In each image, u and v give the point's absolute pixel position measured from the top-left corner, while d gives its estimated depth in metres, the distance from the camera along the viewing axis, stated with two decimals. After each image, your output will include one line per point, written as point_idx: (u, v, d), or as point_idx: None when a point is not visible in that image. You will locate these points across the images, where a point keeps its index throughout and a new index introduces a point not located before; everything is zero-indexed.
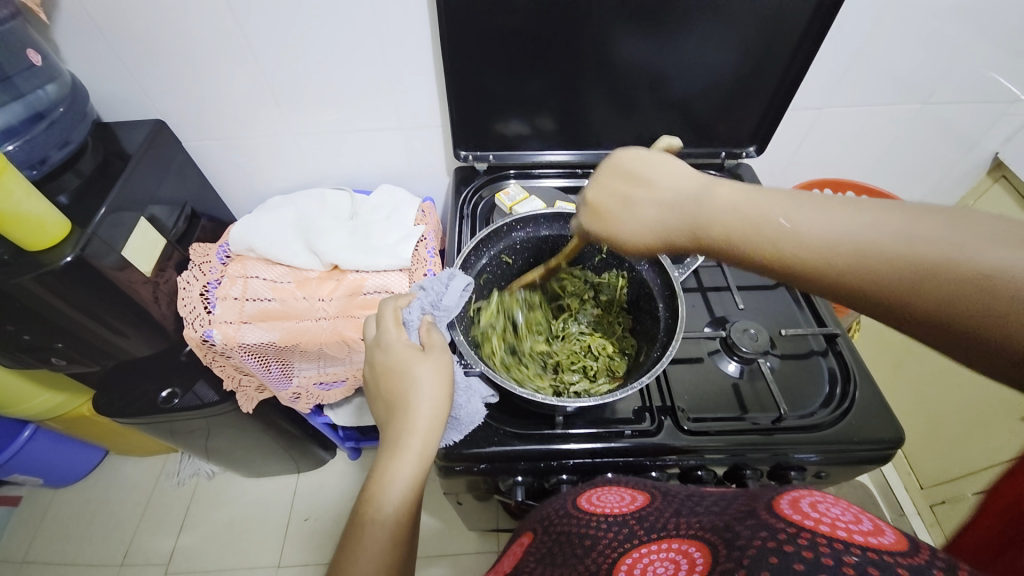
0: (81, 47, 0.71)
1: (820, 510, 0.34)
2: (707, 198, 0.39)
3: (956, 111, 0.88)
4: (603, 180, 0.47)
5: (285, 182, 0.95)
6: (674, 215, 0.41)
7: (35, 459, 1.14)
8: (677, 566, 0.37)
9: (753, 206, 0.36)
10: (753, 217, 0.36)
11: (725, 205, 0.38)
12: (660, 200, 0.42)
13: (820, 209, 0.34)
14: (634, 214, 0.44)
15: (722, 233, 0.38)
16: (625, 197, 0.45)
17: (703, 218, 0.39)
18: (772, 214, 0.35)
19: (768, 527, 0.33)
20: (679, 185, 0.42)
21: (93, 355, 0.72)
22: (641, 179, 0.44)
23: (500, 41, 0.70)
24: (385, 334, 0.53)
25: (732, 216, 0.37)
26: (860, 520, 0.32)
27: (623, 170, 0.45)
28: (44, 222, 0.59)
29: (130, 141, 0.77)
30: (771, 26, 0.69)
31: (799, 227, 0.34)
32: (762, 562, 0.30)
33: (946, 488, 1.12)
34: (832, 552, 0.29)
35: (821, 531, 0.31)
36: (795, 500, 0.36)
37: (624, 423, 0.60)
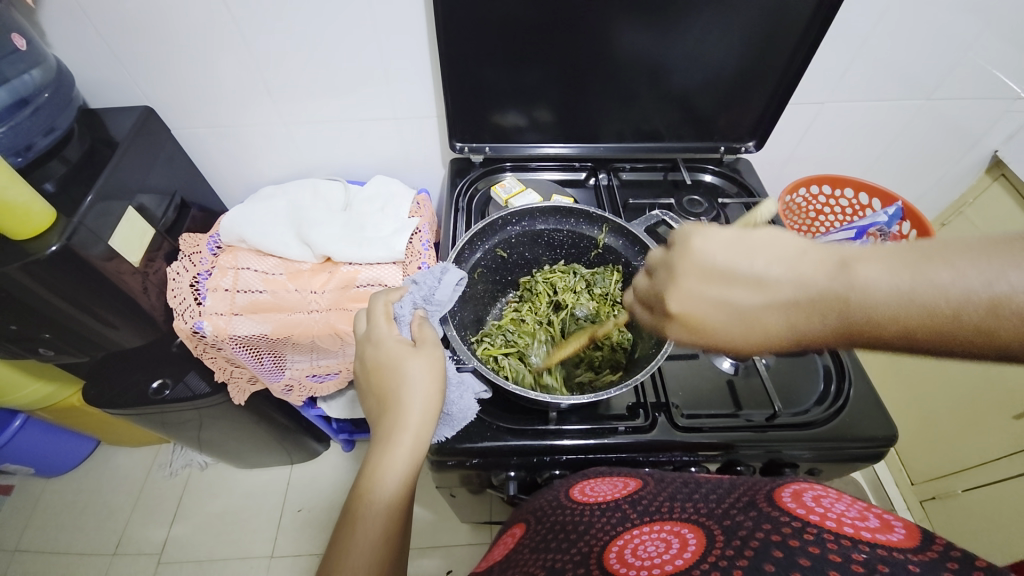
0: (66, 31, 0.69)
1: (824, 505, 0.34)
2: (849, 289, 0.32)
3: (958, 108, 0.88)
4: (689, 280, 0.39)
5: (278, 172, 0.94)
6: (810, 315, 0.34)
7: (25, 449, 1.13)
8: (669, 544, 0.36)
9: (920, 283, 0.30)
10: (924, 299, 0.30)
11: (885, 295, 0.31)
12: (786, 301, 0.35)
13: (989, 258, 0.29)
14: (752, 321, 0.36)
15: (897, 326, 0.31)
16: (729, 302, 0.37)
17: (855, 317, 0.32)
18: (941, 281, 0.30)
19: (770, 519, 0.33)
20: (802, 280, 0.34)
21: (81, 346, 0.71)
22: (744, 280, 0.36)
23: (498, 31, 0.68)
24: (376, 329, 0.53)
25: (904, 309, 0.31)
26: (867, 518, 0.32)
27: (710, 268, 0.37)
28: (30, 211, 0.58)
29: (118, 128, 0.75)
30: (775, 18, 0.68)
31: (1003, 298, 0.28)
32: (766, 554, 0.30)
33: (938, 483, 1.13)
34: (839, 548, 0.29)
35: (827, 527, 0.31)
36: (797, 493, 0.36)
37: (618, 419, 0.59)
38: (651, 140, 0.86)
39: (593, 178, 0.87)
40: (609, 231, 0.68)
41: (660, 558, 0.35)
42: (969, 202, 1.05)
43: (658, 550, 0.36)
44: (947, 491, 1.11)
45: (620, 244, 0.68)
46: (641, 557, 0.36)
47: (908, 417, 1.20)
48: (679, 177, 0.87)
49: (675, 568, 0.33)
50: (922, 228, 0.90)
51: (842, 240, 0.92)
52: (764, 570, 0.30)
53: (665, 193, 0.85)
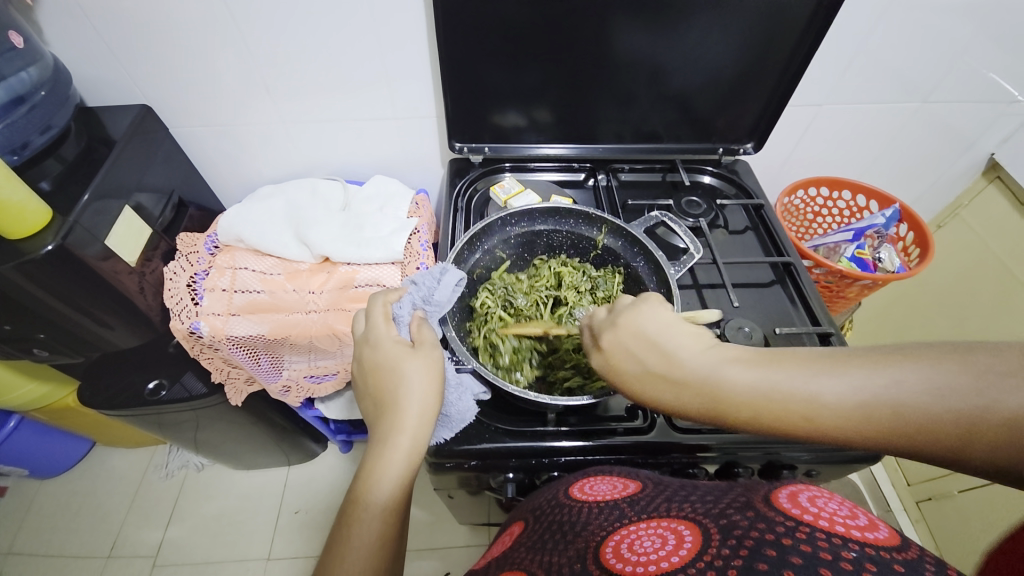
0: (65, 29, 0.68)
1: (818, 504, 0.34)
2: (724, 378, 0.38)
3: (955, 111, 0.88)
4: (621, 337, 0.45)
5: (277, 171, 0.94)
6: (691, 396, 0.40)
7: (19, 451, 1.12)
8: (665, 540, 0.36)
9: (772, 384, 0.36)
10: (773, 395, 0.36)
11: (747, 388, 0.37)
12: (679, 378, 0.40)
13: (818, 363, 0.35)
14: (648, 384, 0.42)
15: (749, 413, 0.37)
16: (641, 362, 0.43)
17: (723, 400, 0.38)
18: (790, 383, 0.36)
19: (766, 519, 0.33)
20: (695, 362, 0.40)
21: (77, 347, 0.70)
22: (659, 346, 0.42)
23: (497, 33, 0.68)
24: (374, 330, 0.53)
25: (757, 402, 0.37)
26: (857, 516, 0.32)
27: (640, 330, 0.44)
28: (24, 210, 0.57)
29: (116, 127, 0.75)
30: (773, 21, 0.68)
31: (828, 398, 0.34)
32: (759, 554, 0.30)
33: (933, 484, 1.14)
34: (831, 546, 0.29)
35: (819, 526, 0.31)
36: (794, 493, 0.36)
37: (616, 420, 0.59)
38: (650, 142, 0.86)
39: (592, 179, 0.87)
40: (608, 232, 0.68)
41: (655, 555, 0.35)
42: (964, 204, 1.06)
43: (654, 547, 0.36)
44: (942, 492, 1.12)
45: (619, 245, 0.67)
46: (637, 553, 0.36)
47: None
48: (677, 178, 0.87)
49: (670, 566, 0.33)
50: (918, 230, 0.91)
51: (840, 242, 0.92)
52: (757, 569, 0.29)
53: (664, 194, 0.85)
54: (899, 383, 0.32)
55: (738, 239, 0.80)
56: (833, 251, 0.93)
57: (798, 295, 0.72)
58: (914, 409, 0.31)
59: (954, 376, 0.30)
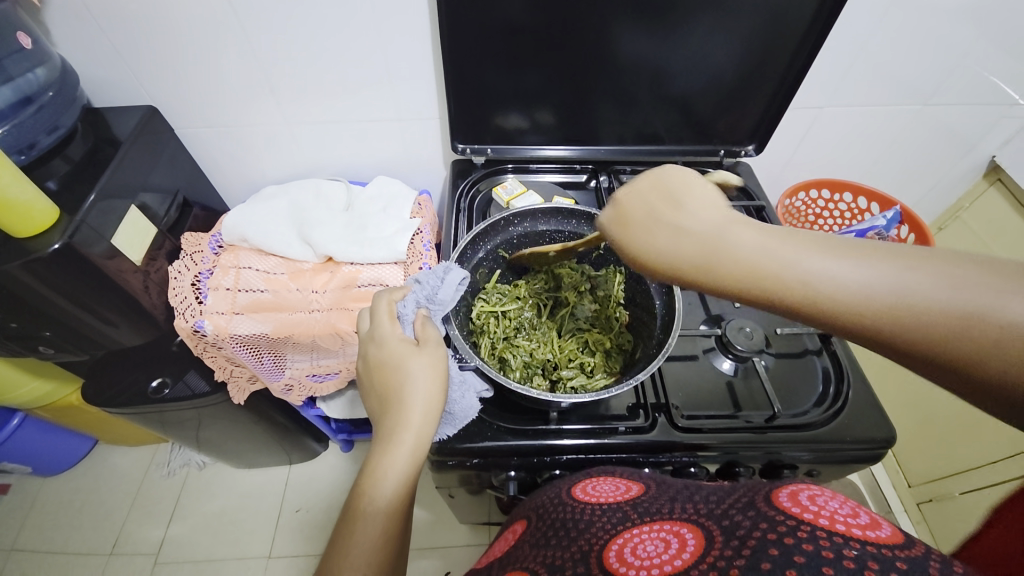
0: (72, 31, 0.69)
1: (819, 502, 0.34)
2: (731, 231, 0.34)
3: (957, 114, 0.88)
4: (638, 190, 0.39)
5: (281, 172, 0.94)
6: (688, 245, 0.35)
7: (22, 448, 1.13)
8: (668, 544, 0.37)
9: (779, 251, 0.31)
10: (775, 260, 0.31)
11: (752, 249, 0.32)
12: (682, 225, 0.35)
13: (836, 246, 0.30)
14: (649, 234, 0.37)
15: (745, 271, 0.32)
16: (645, 211, 0.38)
17: (721, 252, 0.33)
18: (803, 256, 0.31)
19: (768, 519, 0.33)
20: (704, 214, 0.35)
21: (81, 345, 0.71)
22: (674, 200, 0.37)
23: (500, 35, 0.69)
24: (379, 328, 0.53)
25: (758, 261, 0.32)
26: (857, 514, 0.33)
27: (656, 180, 0.39)
28: (32, 208, 0.58)
29: (121, 127, 0.75)
30: (775, 24, 0.69)
31: (831, 273, 0.29)
32: (763, 554, 0.30)
33: (934, 486, 1.14)
34: (832, 545, 0.30)
35: (821, 525, 0.31)
36: (793, 492, 0.36)
37: (618, 419, 0.59)
38: (651, 144, 0.87)
39: (593, 180, 0.87)
40: None
41: (658, 560, 0.35)
42: (964, 207, 1.07)
43: (657, 551, 0.36)
44: (944, 493, 1.11)
45: None
46: (641, 558, 0.36)
47: (906, 420, 1.20)
48: None
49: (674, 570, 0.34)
50: (919, 232, 0.91)
51: None
52: (760, 567, 0.30)
53: None
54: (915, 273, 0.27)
55: None
56: None
57: None
58: (918, 301, 0.27)
59: (971, 274, 0.26)
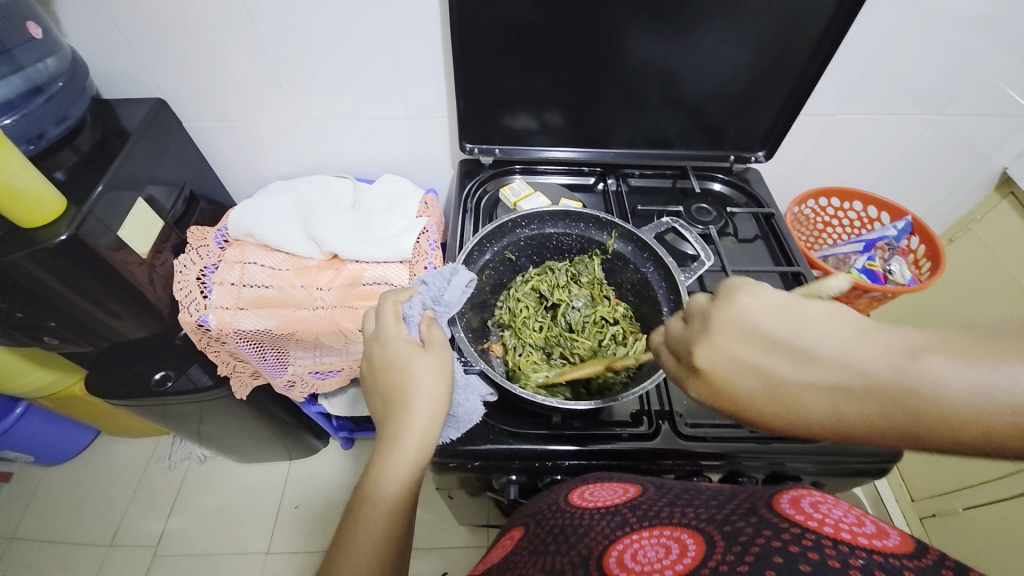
0: (84, 22, 0.69)
1: (823, 510, 0.33)
2: (910, 376, 0.26)
3: (970, 124, 0.87)
4: (723, 340, 0.34)
5: (289, 169, 0.94)
6: (860, 408, 0.28)
7: (25, 437, 1.13)
8: (669, 549, 0.36)
9: (1001, 386, 0.24)
10: (1008, 406, 0.24)
11: (960, 391, 0.25)
12: (833, 384, 0.29)
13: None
14: (783, 396, 0.31)
15: (976, 426, 0.25)
16: (763, 372, 0.32)
17: (917, 412, 0.26)
18: None
19: (771, 526, 0.33)
20: (853, 361, 0.29)
21: (86, 335, 0.71)
22: (789, 349, 0.31)
23: (510, 36, 0.69)
24: (384, 328, 0.53)
25: (986, 410, 0.24)
26: (863, 523, 0.32)
27: (748, 329, 0.33)
28: (40, 199, 0.58)
29: (130, 119, 0.75)
30: (788, 29, 0.68)
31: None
32: (767, 560, 0.30)
33: (939, 500, 1.13)
34: (838, 554, 0.29)
35: (826, 533, 0.31)
36: (796, 499, 0.35)
37: (620, 425, 0.59)
38: (661, 148, 0.86)
39: (601, 184, 0.87)
40: (618, 237, 0.68)
41: (659, 564, 0.35)
42: (976, 218, 1.06)
43: (657, 556, 0.36)
44: (947, 508, 1.11)
45: (629, 250, 0.67)
46: (641, 563, 0.35)
47: None
48: (687, 185, 0.87)
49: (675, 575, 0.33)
50: (930, 242, 0.90)
51: (849, 253, 0.92)
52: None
53: (673, 200, 0.85)
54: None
55: (747, 248, 0.80)
56: (842, 262, 0.92)
57: None
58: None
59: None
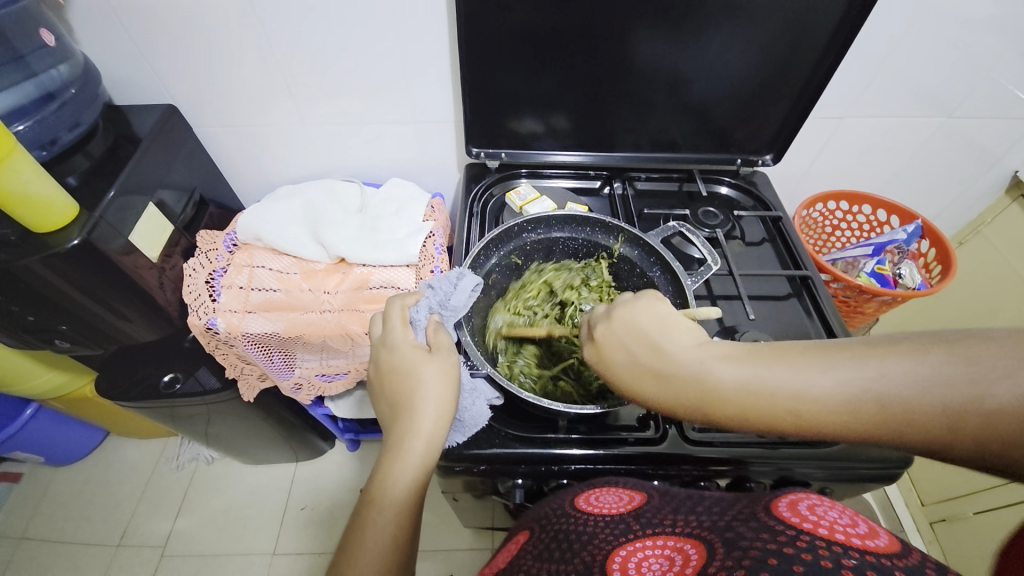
0: (96, 29, 0.70)
1: (818, 513, 0.33)
2: (718, 370, 0.38)
3: (981, 126, 0.86)
4: (614, 330, 0.45)
5: (296, 173, 0.95)
6: (678, 387, 0.40)
7: (36, 438, 1.14)
8: (672, 561, 0.36)
9: (759, 379, 0.36)
10: (759, 393, 0.36)
11: (737, 382, 0.37)
12: (665, 368, 0.41)
13: (809, 359, 0.35)
14: (638, 377, 0.42)
15: (736, 407, 0.37)
16: (630, 354, 0.43)
17: (707, 392, 0.38)
18: (784, 379, 0.35)
19: (768, 529, 0.32)
20: (686, 355, 0.40)
21: (96, 338, 0.72)
22: (651, 342, 0.43)
23: (516, 41, 0.69)
24: (391, 333, 0.53)
25: (742, 395, 0.37)
26: (856, 523, 0.32)
27: (632, 324, 0.44)
28: (52, 204, 0.58)
29: (141, 124, 0.76)
30: (796, 31, 0.67)
31: (814, 390, 0.34)
32: (762, 562, 0.30)
33: (948, 505, 1.11)
34: (831, 554, 0.29)
35: (820, 534, 0.31)
36: (793, 503, 0.35)
37: (626, 429, 0.59)
38: (666, 151, 0.86)
39: (607, 187, 0.87)
40: (624, 241, 0.68)
41: None
42: (986, 221, 1.04)
43: (662, 569, 0.36)
44: (956, 513, 1.09)
45: (635, 254, 0.67)
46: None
47: None
48: (694, 188, 0.87)
49: None
50: (940, 246, 0.89)
51: (858, 256, 0.91)
52: None
53: (679, 204, 0.85)
54: (896, 376, 0.31)
55: (755, 251, 0.79)
56: (851, 265, 0.91)
57: (815, 308, 0.71)
58: (896, 410, 0.31)
59: (943, 365, 0.30)
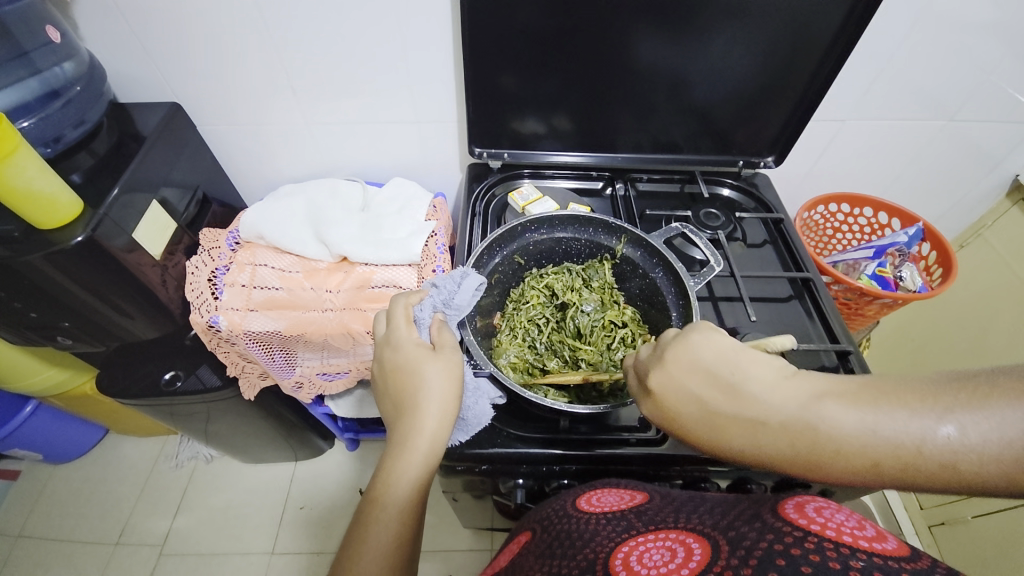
0: (101, 27, 0.70)
1: (825, 514, 0.33)
2: (817, 420, 0.33)
3: (981, 130, 0.87)
4: (679, 371, 0.40)
5: (298, 172, 0.95)
6: (777, 439, 0.34)
7: (35, 435, 1.14)
8: (674, 553, 0.36)
9: (876, 424, 0.31)
10: (885, 443, 0.30)
11: (849, 431, 0.31)
12: (756, 417, 0.35)
13: (932, 400, 0.29)
14: (721, 426, 0.37)
15: (861, 463, 0.31)
16: (705, 402, 0.39)
17: (815, 449, 0.33)
18: (912, 424, 0.29)
19: (774, 530, 0.32)
20: (774, 399, 0.35)
21: (97, 335, 0.72)
22: (729, 387, 0.37)
23: (519, 41, 0.69)
24: (395, 332, 0.53)
25: (863, 450, 0.31)
26: (864, 526, 0.31)
27: (698, 367, 0.39)
28: (55, 201, 0.58)
29: (145, 123, 0.76)
30: (797, 35, 0.68)
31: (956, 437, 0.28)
32: (769, 562, 0.30)
33: (948, 509, 1.11)
34: (839, 556, 0.29)
35: (827, 536, 0.31)
36: (800, 503, 0.35)
37: (628, 430, 0.59)
38: (669, 152, 0.86)
39: (609, 188, 0.87)
40: (627, 242, 0.68)
41: (666, 568, 0.35)
42: (987, 224, 1.05)
43: (663, 561, 0.36)
44: (956, 516, 1.10)
45: (638, 255, 0.67)
46: (647, 566, 0.36)
47: None
48: (695, 190, 0.87)
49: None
50: (942, 250, 0.89)
51: (859, 259, 0.91)
52: None
53: (681, 205, 0.85)
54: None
55: (756, 253, 0.79)
56: (852, 267, 0.92)
57: (815, 309, 0.71)
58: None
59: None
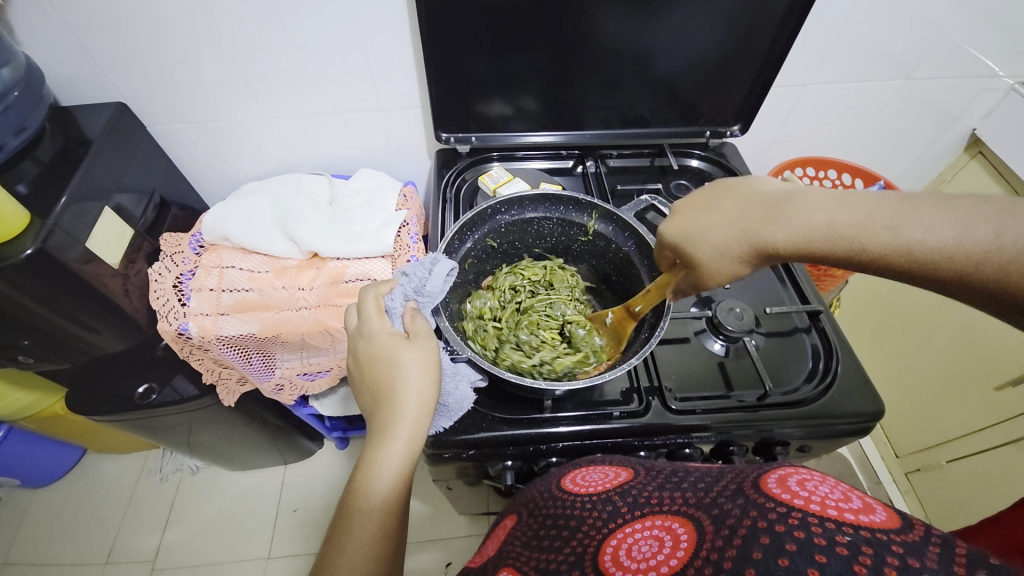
0: (31, 27, 0.66)
1: (809, 487, 0.33)
2: (799, 197, 0.42)
3: (937, 87, 0.89)
4: (699, 185, 0.51)
5: (259, 168, 0.92)
6: (759, 207, 0.44)
7: (7, 461, 1.10)
8: (662, 542, 0.36)
9: (850, 208, 0.39)
10: (853, 218, 0.39)
11: (819, 200, 0.41)
12: (745, 196, 0.46)
13: None
14: (715, 209, 0.47)
15: (826, 220, 0.40)
16: (709, 196, 0.49)
17: (793, 212, 0.42)
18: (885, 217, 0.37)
19: (757, 506, 0.32)
20: (766, 188, 0.46)
21: (62, 352, 0.69)
22: (733, 185, 0.48)
23: (477, 20, 0.67)
24: (368, 323, 0.52)
25: (826, 209, 0.40)
26: (849, 499, 0.32)
27: (718, 179, 0.50)
28: (3, 213, 0.56)
29: (90, 126, 0.73)
30: (755, 2, 0.68)
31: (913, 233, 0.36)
32: (753, 542, 0.30)
33: (922, 456, 1.16)
34: (824, 531, 0.29)
35: (812, 511, 0.31)
36: (782, 477, 0.35)
37: (612, 404, 0.59)
38: (636, 126, 0.86)
39: (580, 166, 0.86)
40: (598, 218, 0.67)
41: (651, 562, 0.35)
42: (947, 179, 1.07)
43: (651, 551, 0.36)
44: (931, 463, 1.14)
45: (610, 230, 0.67)
46: (635, 560, 0.36)
47: (893, 391, 1.22)
48: (666, 162, 0.87)
49: (670, 571, 0.33)
50: None
51: None
52: (752, 560, 0.29)
53: (652, 178, 0.85)
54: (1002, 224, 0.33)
55: None
56: None
57: (786, 274, 0.73)
58: (930, 244, 0.35)
59: None
